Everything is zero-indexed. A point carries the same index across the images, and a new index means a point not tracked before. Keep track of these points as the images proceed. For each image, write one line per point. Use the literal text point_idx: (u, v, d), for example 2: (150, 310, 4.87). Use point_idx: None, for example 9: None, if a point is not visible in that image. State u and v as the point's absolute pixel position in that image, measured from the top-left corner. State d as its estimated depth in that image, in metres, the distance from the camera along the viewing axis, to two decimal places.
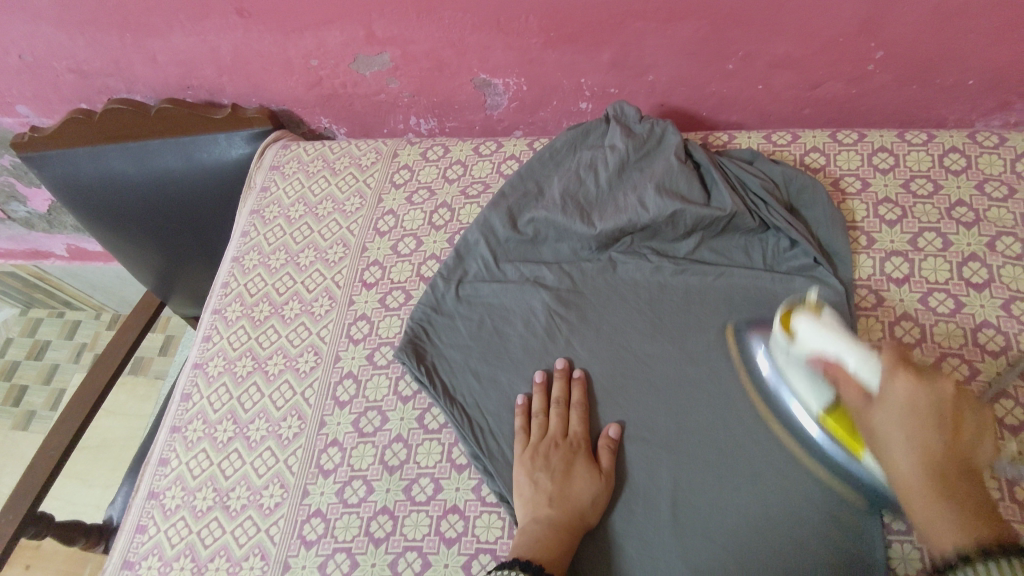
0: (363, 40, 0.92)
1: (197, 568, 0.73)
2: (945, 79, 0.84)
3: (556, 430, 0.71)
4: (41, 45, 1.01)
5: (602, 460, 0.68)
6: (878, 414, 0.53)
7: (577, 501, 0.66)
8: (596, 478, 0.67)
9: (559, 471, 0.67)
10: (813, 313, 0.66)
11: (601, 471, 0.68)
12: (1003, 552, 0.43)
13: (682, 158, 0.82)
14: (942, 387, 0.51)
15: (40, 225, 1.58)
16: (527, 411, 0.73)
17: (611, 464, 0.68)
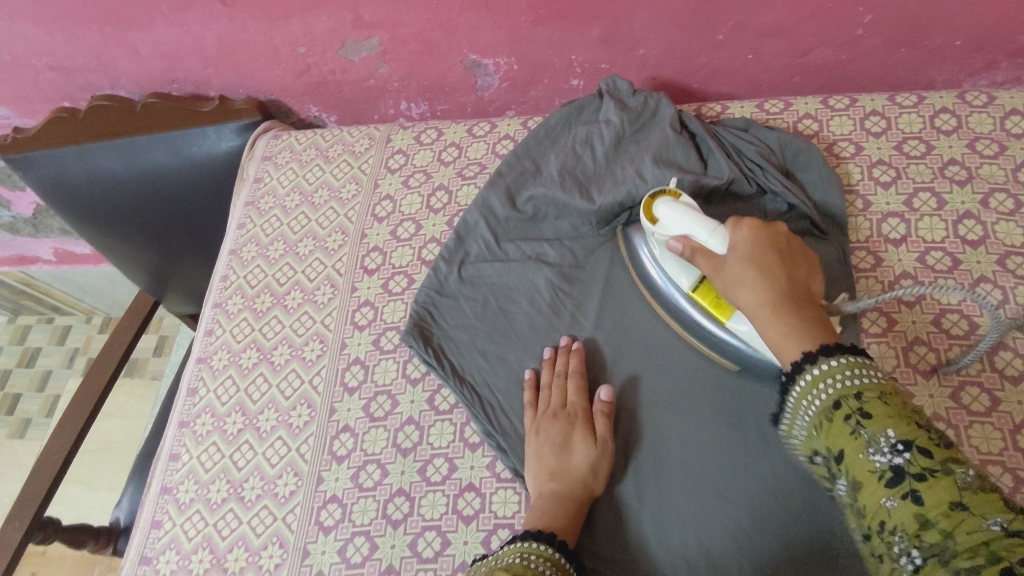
0: (350, 25, 0.91)
1: (216, 559, 0.73)
2: (933, 41, 0.84)
3: (556, 402, 0.71)
4: (20, 43, 0.99)
5: (598, 427, 0.69)
6: (731, 264, 0.62)
7: (578, 471, 0.66)
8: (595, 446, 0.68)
9: (557, 443, 0.68)
10: (672, 197, 0.71)
11: (597, 438, 0.68)
12: (839, 350, 0.52)
13: (678, 129, 0.82)
14: (771, 233, 0.63)
15: (26, 230, 1.56)
16: (535, 384, 0.74)
17: (607, 430, 0.69)
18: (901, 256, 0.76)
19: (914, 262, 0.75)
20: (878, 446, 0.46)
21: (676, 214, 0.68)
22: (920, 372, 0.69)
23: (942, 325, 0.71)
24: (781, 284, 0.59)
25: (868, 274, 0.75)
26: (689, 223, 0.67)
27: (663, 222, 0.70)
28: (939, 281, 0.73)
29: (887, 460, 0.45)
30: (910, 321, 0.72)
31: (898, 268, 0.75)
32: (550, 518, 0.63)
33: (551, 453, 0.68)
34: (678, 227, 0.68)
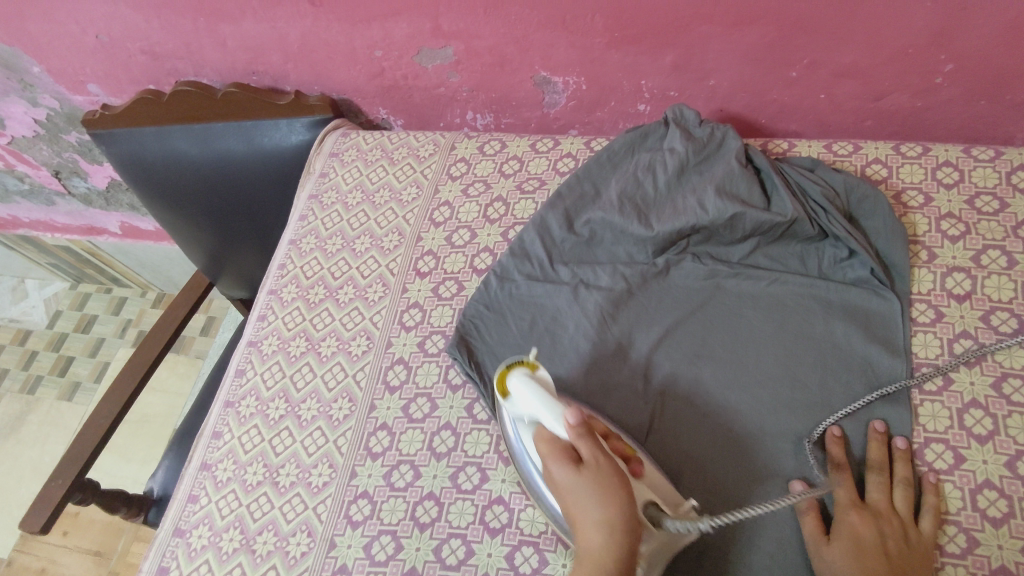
0: (428, 33, 0.93)
1: (246, 540, 0.75)
2: (1016, 96, 0.82)
3: (903, 475, 0.65)
4: (118, 27, 1.05)
5: (583, 453, 0.59)
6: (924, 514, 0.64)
7: (623, 519, 0.55)
8: (606, 483, 0.57)
9: (575, 504, 0.57)
10: (528, 368, 0.67)
11: (585, 464, 0.58)
12: None
13: (743, 163, 0.82)
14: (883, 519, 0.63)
15: (98, 202, 1.62)
16: (839, 440, 0.68)
17: (596, 449, 0.59)
18: (963, 312, 0.73)
19: (977, 320, 0.73)
20: None
21: (535, 396, 0.63)
22: (975, 436, 0.67)
23: (1003, 390, 0.69)
24: (878, 568, 0.59)
25: (927, 328, 0.73)
26: (540, 406, 0.63)
27: (520, 401, 0.65)
28: (1001, 343, 0.71)
29: None
30: (969, 382, 0.70)
31: (958, 325, 0.73)
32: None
33: (575, 520, 0.57)
34: (531, 407, 0.63)
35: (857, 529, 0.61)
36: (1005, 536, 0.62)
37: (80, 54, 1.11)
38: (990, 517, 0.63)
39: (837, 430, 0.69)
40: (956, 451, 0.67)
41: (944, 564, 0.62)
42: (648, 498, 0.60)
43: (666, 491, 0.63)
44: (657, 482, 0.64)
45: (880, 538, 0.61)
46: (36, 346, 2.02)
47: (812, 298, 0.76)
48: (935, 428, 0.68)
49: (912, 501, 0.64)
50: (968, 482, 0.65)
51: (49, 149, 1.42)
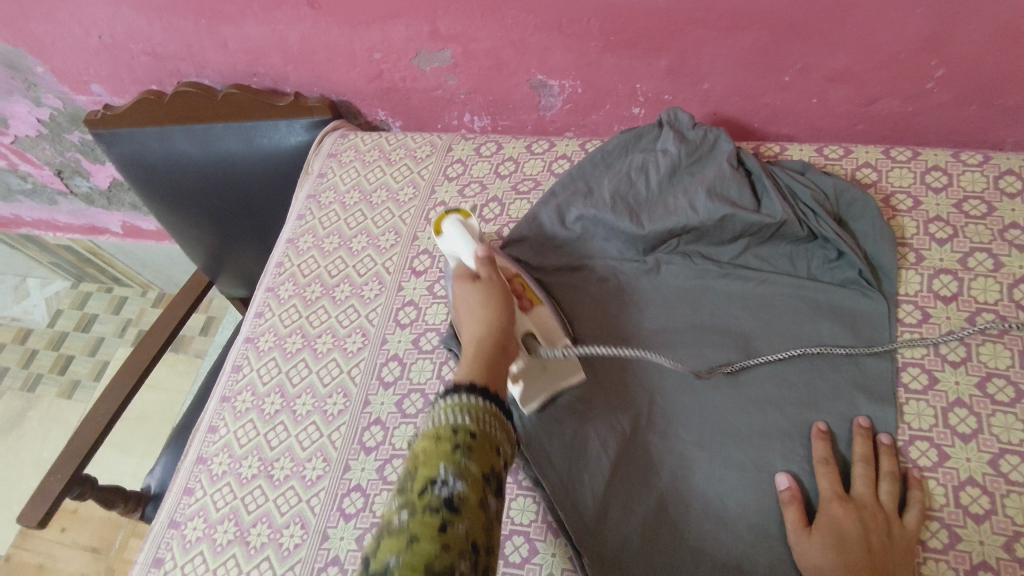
0: (426, 36, 0.95)
1: (240, 532, 0.76)
2: (1005, 102, 0.83)
3: (889, 470, 0.66)
4: (122, 28, 1.06)
5: (482, 271, 0.72)
6: (909, 509, 0.64)
7: (500, 318, 0.66)
8: (494, 295, 0.68)
9: (467, 309, 0.68)
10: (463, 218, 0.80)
11: (481, 280, 0.71)
12: None
13: (734, 165, 0.83)
14: (869, 512, 0.63)
15: (100, 201, 1.64)
16: (827, 435, 0.69)
17: (492, 270, 0.72)
18: (950, 313, 0.74)
19: (963, 321, 0.74)
20: (444, 479, 0.45)
21: (460, 236, 0.76)
22: (959, 435, 0.68)
23: (987, 391, 0.70)
24: (860, 561, 0.60)
25: (914, 329, 0.74)
26: (461, 242, 0.76)
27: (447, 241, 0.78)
28: (986, 343, 0.72)
29: (443, 491, 0.45)
30: (954, 382, 0.71)
31: (945, 326, 0.74)
32: (484, 365, 0.58)
33: (462, 318, 0.68)
34: (456, 245, 0.76)
35: (842, 522, 0.62)
36: (987, 532, 0.63)
37: (84, 54, 1.13)
38: (973, 513, 0.64)
39: (823, 424, 0.69)
40: (940, 449, 0.68)
41: (927, 559, 0.63)
42: (526, 330, 0.72)
43: (550, 328, 0.75)
44: (545, 319, 0.75)
45: (864, 530, 0.62)
46: (36, 345, 2.04)
47: (801, 299, 0.77)
48: (921, 426, 0.69)
49: (896, 495, 0.65)
50: (951, 479, 0.66)
51: (52, 149, 1.43)
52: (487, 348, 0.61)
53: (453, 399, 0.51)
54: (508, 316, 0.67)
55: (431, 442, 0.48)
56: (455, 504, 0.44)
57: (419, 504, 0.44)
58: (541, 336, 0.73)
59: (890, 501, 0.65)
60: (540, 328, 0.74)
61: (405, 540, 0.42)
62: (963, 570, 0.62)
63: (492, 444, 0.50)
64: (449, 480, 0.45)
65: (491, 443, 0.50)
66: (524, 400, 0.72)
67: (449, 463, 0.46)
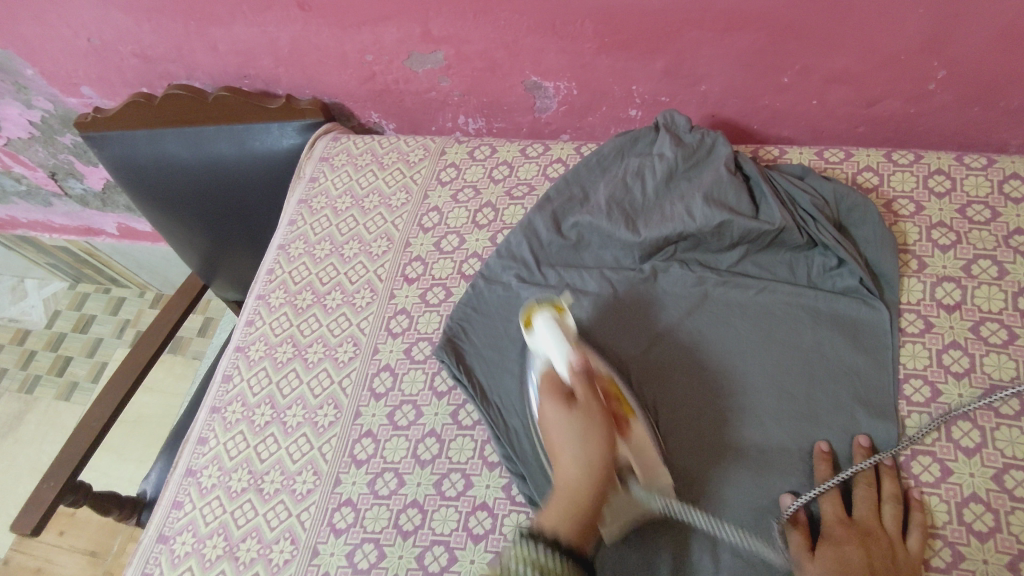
0: (418, 37, 0.93)
1: (229, 547, 0.75)
2: (1010, 103, 0.81)
3: (891, 493, 0.65)
4: (110, 30, 1.05)
5: (577, 391, 0.64)
6: (913, 533, 0.63)
7: (599, 456, 0.60)
8: (592, 425, 0.61)
9: (559, 436, 0.62)
10: (555, 312, 0.71)
11: (576, 402, 0.63)
12: None
13: (732, 170, 0.81)
14: (870, 538, 0.62)
15: (95, 203, 1.62)
16: (829, 455, 0.67)
17: (587, 389, 0.64)
18: (953, 323, 0.73)
19: (966, 331, 0.72)
20: None
21: (552, 337, 0.68)
22: (963, 449, 0.66)
23: (991, 403, 0.68)
24: None
25: (915, 339, 0.73)
26: (553, 344, 0.68)
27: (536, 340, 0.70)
28: (990, 354, 0.70)
29: None
30: (957, 394, 0.69)
31: (948, 336, 0.72)
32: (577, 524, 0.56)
33: (552, 447, 0.62)
34: (546, 347, 0.69)
35: (840, 547, 0.61)
36: (991, 551, 0.62)
37: (73, 57, 1.11)
38: (976, 531, 0.63)
39: (825, 444, 0.68)
40: (943, 464, 0.66)
41: None
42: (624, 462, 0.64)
43: (649, 456, 0.66)
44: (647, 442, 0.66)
45: (864, 556, 0.60)
46: (34, 346, 2.03)
47: (801, 308, 0.75)
48: (922, 440, 0.67)
49: (900, 518, 0.63)
50: (954, 495, 0.64)
51: (45, 151, 1.42)
52: (584, 512, 0.57)
53: (525, 547, 0.53)
54: (609, 452, 0.60)
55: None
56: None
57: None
58: (635, 470, 0.64)
59: (894, 525, 0.63)
60: (638, 457, 0.65)
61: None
62: None
63: None
64: None
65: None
66: (607, 534, 0.65)
67: None
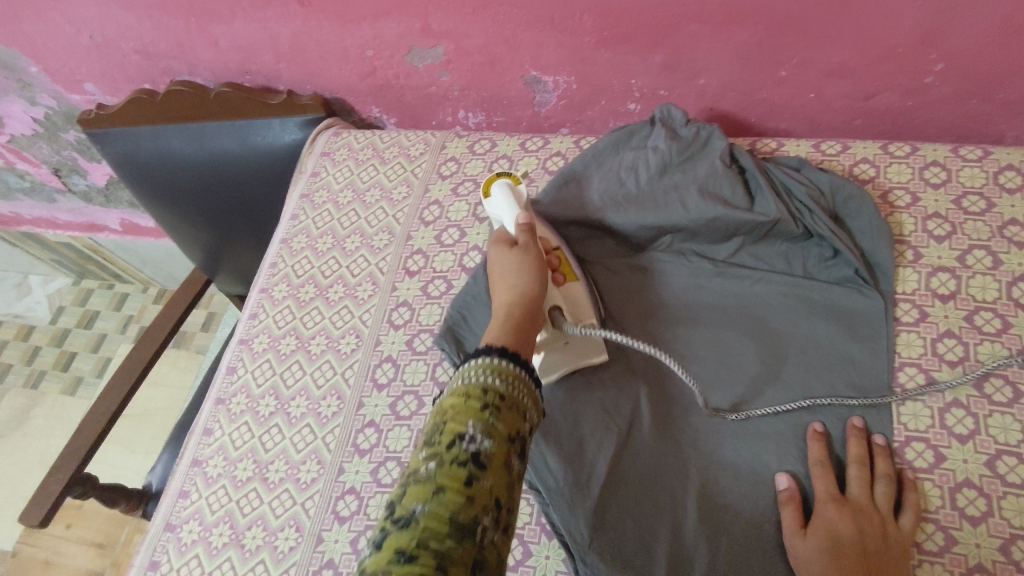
0: (418, 32, 0.94)
1: (235, 535, 0.76)
2: (1005, 95, 0.82)
3: (884, 473, 0.66)
4: (112, 27, 1.05)
5: (519, 237, 0.74)
6: (907, 514, 0.64)
7: (532, 283, 0.69)
8: (529, 261, 0.71)
9: (501, 272, 0.71)
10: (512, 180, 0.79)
11: (518, 246, 0.73)
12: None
13: (727, 163, 0.82)
14: (864, 517, 0.63)
15: (98, 199, 1.63)
16: (823, 437, 0.69)
17: (529, 237, 0.74)
18: (948, 312, 0.74)
19: (961, 320, 0.73)
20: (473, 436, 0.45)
21: (503, 202, 0.77)
22: (956, 436, 0.67)
23: (985, 391, 0.69)
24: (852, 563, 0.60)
25: (911, 328, 0.73)
26: (505, 210, 0.77)
27: (491, 209, 0.79)
28: (985, 343, 0.71)
29: (471, 447, 0.45)
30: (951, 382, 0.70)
31: (943, 325, 0.73)
32: (507, 326, 0.61)
33: (496, 281, 0.71)
34: (499, 213, 0.78)
35: (833, 525, 0.62)
36: (983, 535, 0.63)
37: (76, 54, 1.12)
38: (969, 515, 0.64)
39: (820, 426, 0.69)
40: (937, 450, 0.67)
41: (922, 561, 0.63)
42: (555, 302, 0.73)
43: (581, 304, 0.75)
44: (577, 294, 0.76)
45: (856, 534, 0.62)
46: (39, 342, 2.04)
47: (796, 298, 0.76)
48: (917, 427, 0.68)
49: (893, 498, 0.64)
50: (948, 481, 0.65)
51: (48, 148, 1.43)
52: (517, 309, 0.64)
53: (485, 361, 0.51)
54: (540, 284, 0.69)
55: (461, 399, 0.48)
56: (481, 461, 0.44)
57: (446, 456, 0.44)
58: (566, 309, 0.74)
59: (887, 505, 0.64)
60: (570, 305, 0.75)
61: (430, 490, 0.42)
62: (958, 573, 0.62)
63: (520, 413, 0.49)
64: (477, 437, 0.45)
65: (520, 400, 0.50)
66: (545, 374, 0.74)
67: (477, 421, 0.46)
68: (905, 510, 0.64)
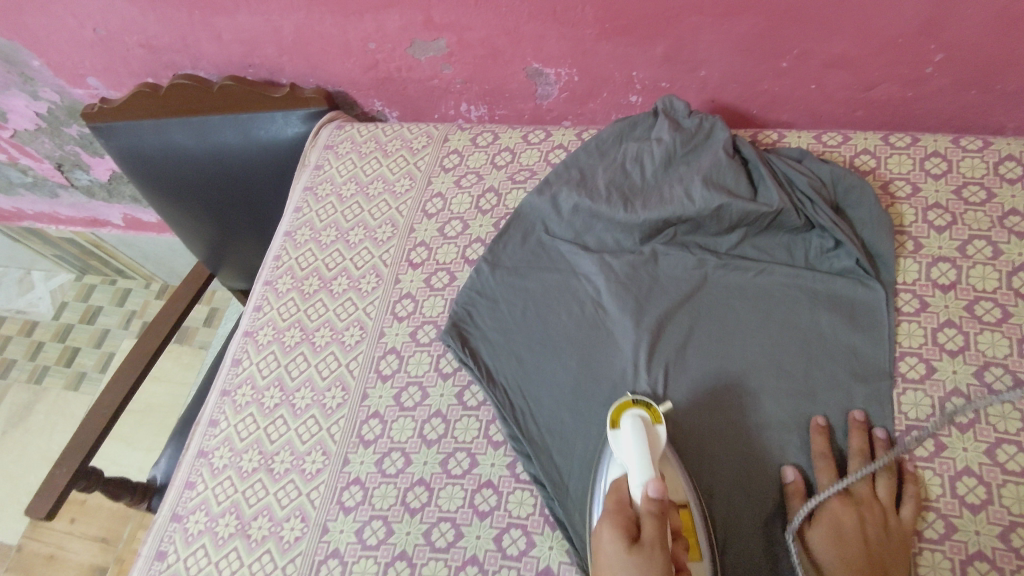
0: (420, 25, 0.94)
1: (241, 525, 0.77)
2: (1006, 86, 0.82)
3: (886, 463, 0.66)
4: (115, 20, 1.06)
5: (644, 532, 0.58)
6: (908, 504, 0.64)
7: None
8: (657, 569, 0.55)
9: (610, 561, 0.57)
10: (648, 419, 0.68)
11: (640, 542, 0.57)
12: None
13: (730, 154, 0.83)
14: (865, 509, 0.64)
15: (101, 194, 1.64)
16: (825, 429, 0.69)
17: (658, 525, 0.58)
18: (948, 302, 0.74)
19: (961, 310, 0.73)
20: None
21: (633, 445, 0.65)
22: (956, 424, 0.68)
23: (985, 379, 0.69)
24: (854, 553, 0.61)
25: (912, 318, 0.74)
26: (635, 459, 0.64)
27: (620, 443, 0.67)
28: (985, 332, 0.72)
29: None
30: (952, 371, 0.70)
31: (943, 315, 0.73)
32: None
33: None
34: (625, 457, 0.65)
35: (835, 517, 0.63)
36: (983, 522, 0.63)
37: (79, 48, 1.12)
38: (969, 503, 0.64)
39: (821, 419, 0.69)
40: (937, 439, 0.67)
41: (922, 549, 0.63)
42: None
43: None
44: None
45: (857, 524, 0.63)
46: (42, 337, 2.05)
47: (799, 288, 0.77)
48: (917, 416, 0.69)
49: (894, 488, 0.65)
50: (948, 469, 0.66)
51: (51, 143, 1.43)
52: None
53: None
54: None
55: None
56: None
57: None
58: None
59: (889, 495, 0.65)
60: None
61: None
62: (959, 560, 0.62)
63: None
64: None
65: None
66: None
67: None
68: (907, 500, 0.65)
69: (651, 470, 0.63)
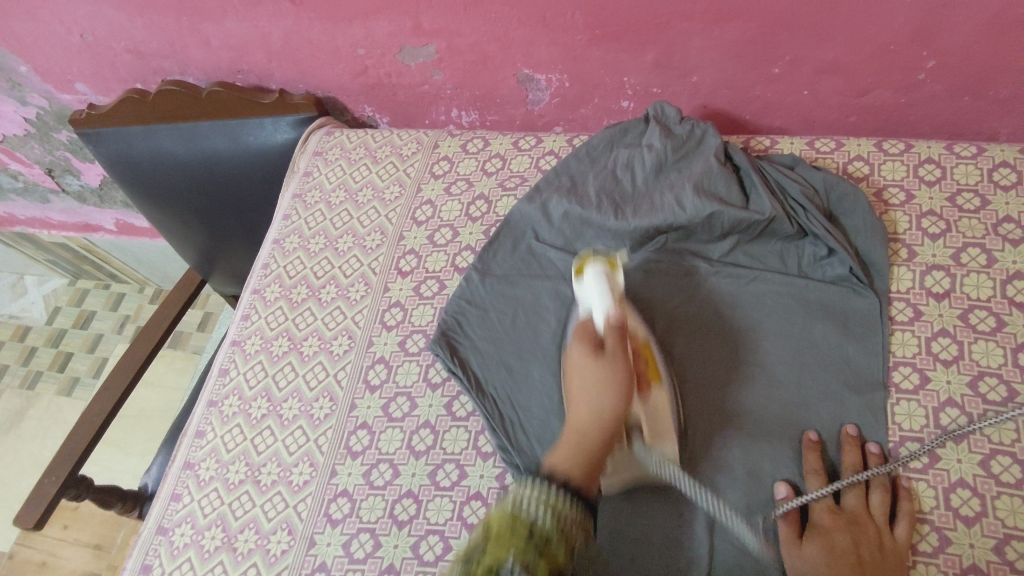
0: (409, 31, 0.93)
1: (228, 539, 0.76)
2: (1000, 92, 0.81)
3: (879, 481, 0.65)
4: (102, 26, 1.05)
5: (607, 341, 0.64)
6: (903, 521, 0.63)
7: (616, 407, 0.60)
8: (619, 377, 0.61)
9: (581, 382, 0.63)
10: (606, 264, 0.70)
11: (605, 352, 0.63)
12: None
13: (721, 161, 0.82)
14: (858, 528, 0.62)
15: (92, 199, 1.63)
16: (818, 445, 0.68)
17: (620, 342, 0.64)
18: (942, 311, 0.73)
19: (955, 319, 0.72)
20: None
21: (593, 286, 0.68)
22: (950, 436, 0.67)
23: (979, 390, 0.68)
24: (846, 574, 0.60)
25: (905, 327, 0.73)
26: (596, 296, 0.67)
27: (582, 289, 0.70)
28: (979, 342, 0.71)
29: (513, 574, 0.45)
30: (945, 381, 0.69)
31: (937, 324, 0.72)
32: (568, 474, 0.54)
33: (575, 397, 0.62)
34: (586, 302, 0.69)
35: (828, 537, 0.62)
36: (977, 536, 0.62)
37: (67, 54, 1.11)
38: (963, 516, 0.63)
39: (814, 434, 0.68)
40: (931, 450, 0.67)
41: (915, 562, 0.62)
42: (634, 424, 0.65)
43: (663, 425, 0.67)
44: (663, 413, 0.67)
45: (851, 545, 0.61)
46: (35, 343, 2.04)
47: (791, 297, 0.76)
48: (910, 427, 0.68)
49: (888, 505, 0.64)
50: (942, 481, 0.65)
51: (41, 148, 1.42)
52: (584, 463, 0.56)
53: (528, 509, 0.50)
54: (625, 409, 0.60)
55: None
56: None
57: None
58: (646, 429, 0.66)
59: (883, 513, 0.64)
60: (649, 416, 0.66)
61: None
62: (952, 574, 0.61)
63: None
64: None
65: (570, 538, 0.50)
66: (607, 481, 0.67)
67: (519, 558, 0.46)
68: (901, 517, 0.63)
69: (614, 308, 0.67)
